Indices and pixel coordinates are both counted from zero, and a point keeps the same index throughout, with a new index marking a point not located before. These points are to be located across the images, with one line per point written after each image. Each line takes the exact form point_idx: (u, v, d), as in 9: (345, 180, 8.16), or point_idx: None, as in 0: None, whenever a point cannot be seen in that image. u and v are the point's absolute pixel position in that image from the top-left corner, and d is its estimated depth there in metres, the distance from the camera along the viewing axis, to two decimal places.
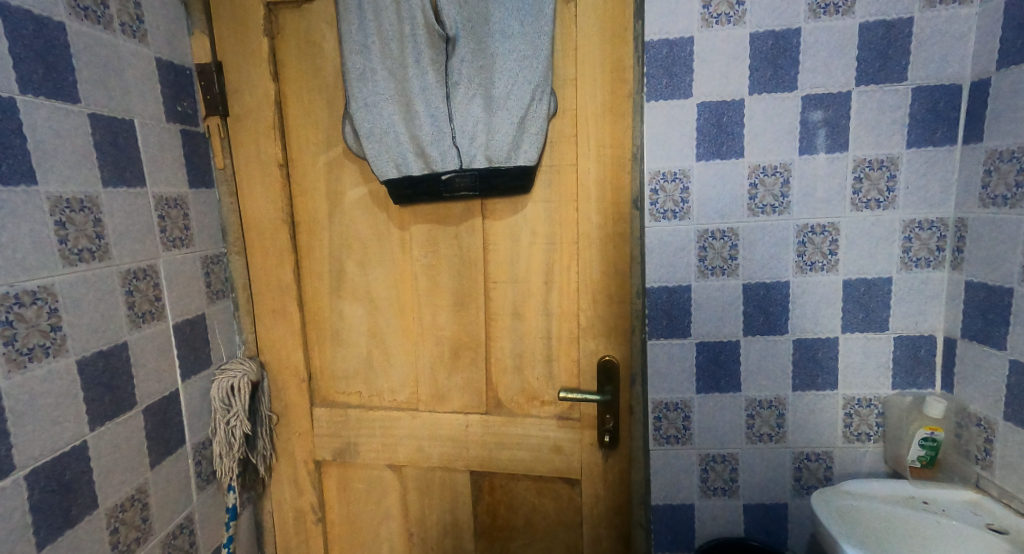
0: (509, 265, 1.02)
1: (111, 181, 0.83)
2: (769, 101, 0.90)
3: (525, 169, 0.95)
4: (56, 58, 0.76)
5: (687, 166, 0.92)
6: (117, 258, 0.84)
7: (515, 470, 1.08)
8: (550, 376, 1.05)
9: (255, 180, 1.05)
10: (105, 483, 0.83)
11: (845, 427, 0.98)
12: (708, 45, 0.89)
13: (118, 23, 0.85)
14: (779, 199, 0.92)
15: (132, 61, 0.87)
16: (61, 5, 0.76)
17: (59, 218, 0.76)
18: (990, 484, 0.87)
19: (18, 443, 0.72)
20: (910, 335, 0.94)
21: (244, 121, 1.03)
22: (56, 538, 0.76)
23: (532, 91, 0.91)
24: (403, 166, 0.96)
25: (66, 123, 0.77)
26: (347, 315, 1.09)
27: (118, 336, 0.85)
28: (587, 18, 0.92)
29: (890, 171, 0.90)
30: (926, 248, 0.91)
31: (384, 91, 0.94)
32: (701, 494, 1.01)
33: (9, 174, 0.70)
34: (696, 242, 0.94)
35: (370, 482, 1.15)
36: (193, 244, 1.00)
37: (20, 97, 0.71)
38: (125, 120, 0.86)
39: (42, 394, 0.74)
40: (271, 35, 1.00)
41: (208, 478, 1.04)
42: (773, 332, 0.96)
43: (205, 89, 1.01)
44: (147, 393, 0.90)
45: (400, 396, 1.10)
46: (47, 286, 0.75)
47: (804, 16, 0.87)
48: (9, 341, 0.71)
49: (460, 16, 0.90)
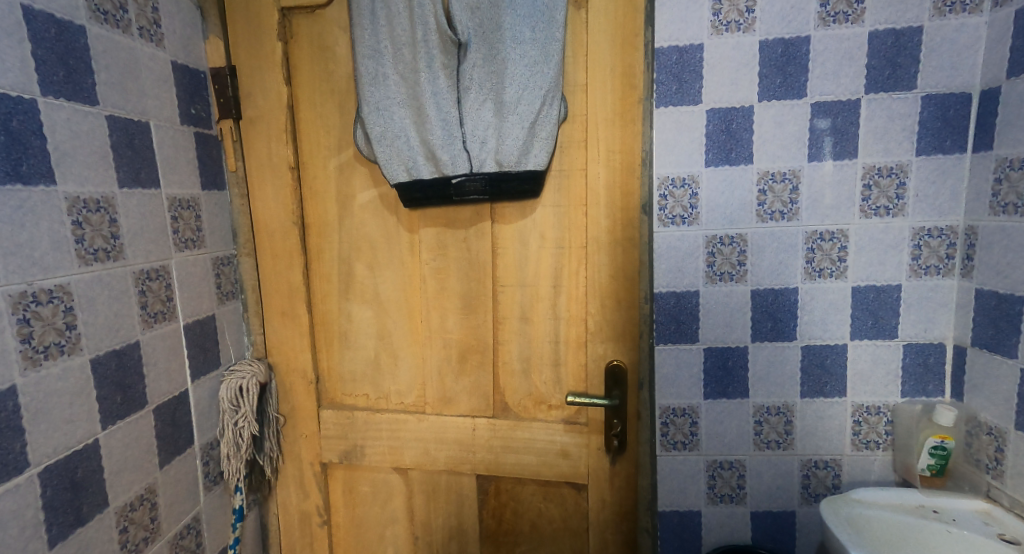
0: (518, 269, 1.02)
1: (126, 182, 0.84)
2: (778, 108, 0.90)
3: (535, 173, 0.95)
4: (76, 61, 0.77)
5: (696, 171, 0.93)
6: (131, 258, 0.85)
7: (521, 474, 1.08)
8: (558, 381, 1.05)
9: (266, 182, 1.06)
10: (116, 482, 0.83)
11: (853, 435, 0.98)
12: (718, 53, 0.90)
13: (137, 27, 0.86)
14: (788, 205, 0.92)
15: (149, 64, 0.89)
16: (83, 9, 0.78)
17: (77, 217, 0.77)
18: (1001, 494, 0.87)
19: (32, 441, 0.72)
20: (919, 343, 0.94)
21: (256, 124, 1.04)
22: (68, 536, 0.76)
23: (543, 96, 0.92)
24: (413, 170, 0.97)
25: (85, 124, 0.78)
26: (355, 318, 1.09)
27: (130, 336, 0.85)
28: (598, 25, 0.93)
29: (899, 179, 0.90)
30: (935, 255, 0.91)
31: (395, 96, 0.95)
32: (708, 501, 1.01)
33: (29, 174, 0.71)
34: (704, 248, 0.94)
35: (376, 485, 1.15)
36: (205, 245, 1.01)
37: (41, 98, 0.73)
38: (141, 122, 0.87)
39: (56, 392, 0.75)
40: (285, 39, 1.01)
41: (216, 479, 1.04)
42: (782, 338, 0.96)
43: (219, 92, 1.02)
44: (158, 393, 0.90)
45: (407, 399, 1.10)
46: (63, 285, 0.76)
47: (814, 24, 0.88)
48: (26, 339, 0.71)
49: (472, 22, 0.91)
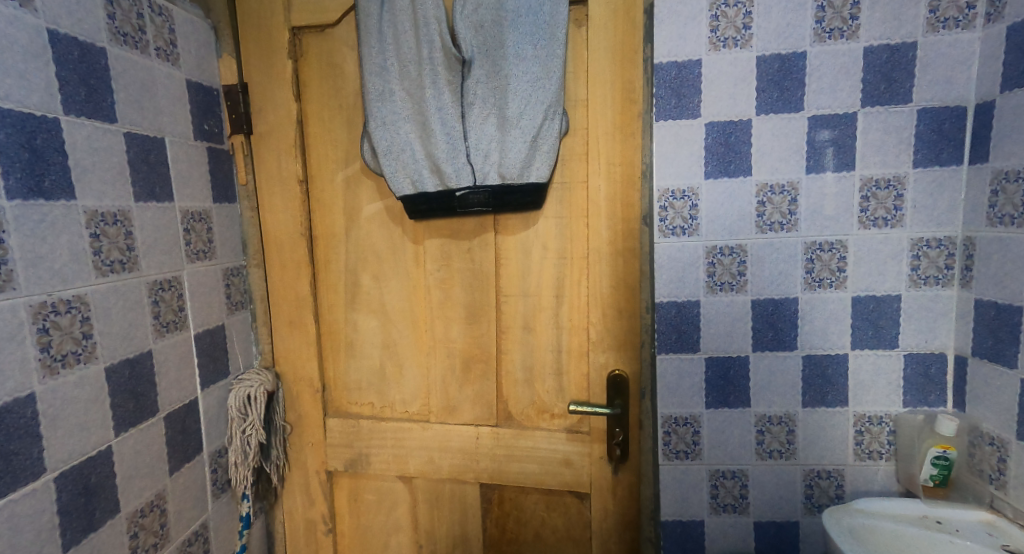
0: (521, 279, 1.04)
1: (142, 197, 0.87)
2: (775, 122, 0.92)
3: (537, 186, 0.97)
4: (97, 81, 0.80)
5: (696, 183, 0.94)
6: (146, 269, 0.88)
7: (525, 483, 1.09)
8: (560, 390, 1.06)
9: (276, 195, 1.08)
10: (127, 488, 0.85)
11: (855, 445, 0.98)
12: (716, 68, 0.92)
13: (154, 48, 0.90)
14: (787, 216, 0.94)
15: (165, 83, 0.92)
16: (104, 32, 0.81)
17: (95, 230, 0.80)
18: (1005, 505, 0.87)
19: (49, 446, 0.75)
20: (919, 353, 0.95)
21: (267, 139, 1.07)
22: (81, 540, 0.79)
23: (544, 111, 0.94)
24: (418, 183, 0.99)
25: (104, 141, 0.81)
26: (361, 327, 1.11)
27: (143, 345, 0.88)
28: (597, 41, 0.95)
29: (897, 190, 0.91)
30: (935, 265, 0.92)
31: (402, 111, 0.98)
32: (711, 510, 1.02)
33: (50, 190, 0.75)
34: (705, 258, 0.96)
35: (381, 493, 1.16)
36: (215, 256, 1.03)
37: (64, 117, 0.76)
38: (157, 138, 0.90)
39: (72, 400, 0.77)
40: (295, 57, 1.05)
41: (223, 487, 1.05)
42: (783, 347, 0.97)
43: (231, 109, 1.05)
44: (169, 401, 0.93)
45: (411, 407, 1.12)
46: (81, 296, 0.78)
47: (810, 40, 0.90)
48: (45, 347, 0.74)
49: (475, 41, 0.94)
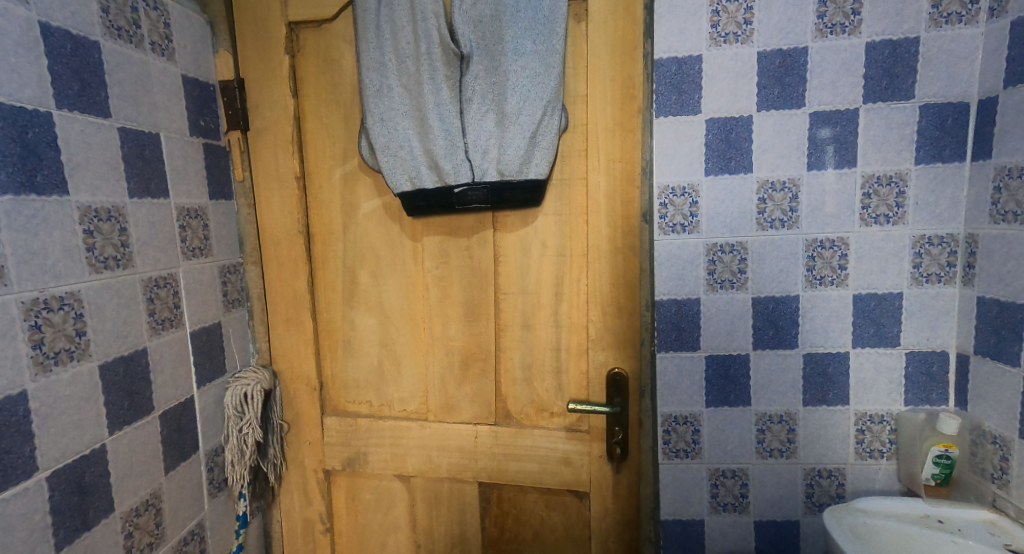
0: (520, 276, 1.03)
1: (136, 193, 0.86)
2: (777, 118, 0.91)
3: (536, 182, 0.96)
4: (90, 75, 0.79)
5: (696, 180, 0.93)
6: (140, 266, 0.87)
7: (524, 482, 1.08)
8: (560, 388, 1.05)
9: (273, 192, 1.08)
10: (122, 487, 0.84)
11: (857, 444, 0.97)
12: (717, 64, 0.91)
13: (149, 42, 0.89)
14: (788, 213, 0.93)
15: (160, 78, 0.91)
16: (98, 26, 0.80)
17: (88, 226, 0.79)
18: (1007, 504, 0.86)
19: (41, 445, 0.74)
20: (921, 351, 0.94)
21: (264, 135, 1.06)
22: (74, 539, 0.78)
23: (543, 107, 0.93)
24: (416, 179, 0.99)
25: (98, 136, 0.80)
26: (359, 325, 1.10)
27: (138, 342, 0.87)
28: (597, 37, 0.94)
29: (899, 187, 0.91)
30: (936, 263, 0.91)
31: (399, 107, 0.97)
32: (711, 509, 1.01)
33: (43, 185, 0.74)
34: (705, 256, 0.95)
35: (379, 492, 1.15)
36: (212, 253, 1.02)
37: (57, 111, 0.75)
38: (152, 134, 0.89)
39: (65, 398, 0.77)
40: (292, 53, 1.04)
41: (220, 486, 1.04)
42: (783, 345, 0.96)
43: (227, 104, 1.04)
44: (164, 399, 0.92)
45: (409, 406, 1.11)
46: (74, 293, 0.77)
47: (812, 35, 0.89)
48: (37, 344, 0.73)
49: (474, 36, 0.93)
